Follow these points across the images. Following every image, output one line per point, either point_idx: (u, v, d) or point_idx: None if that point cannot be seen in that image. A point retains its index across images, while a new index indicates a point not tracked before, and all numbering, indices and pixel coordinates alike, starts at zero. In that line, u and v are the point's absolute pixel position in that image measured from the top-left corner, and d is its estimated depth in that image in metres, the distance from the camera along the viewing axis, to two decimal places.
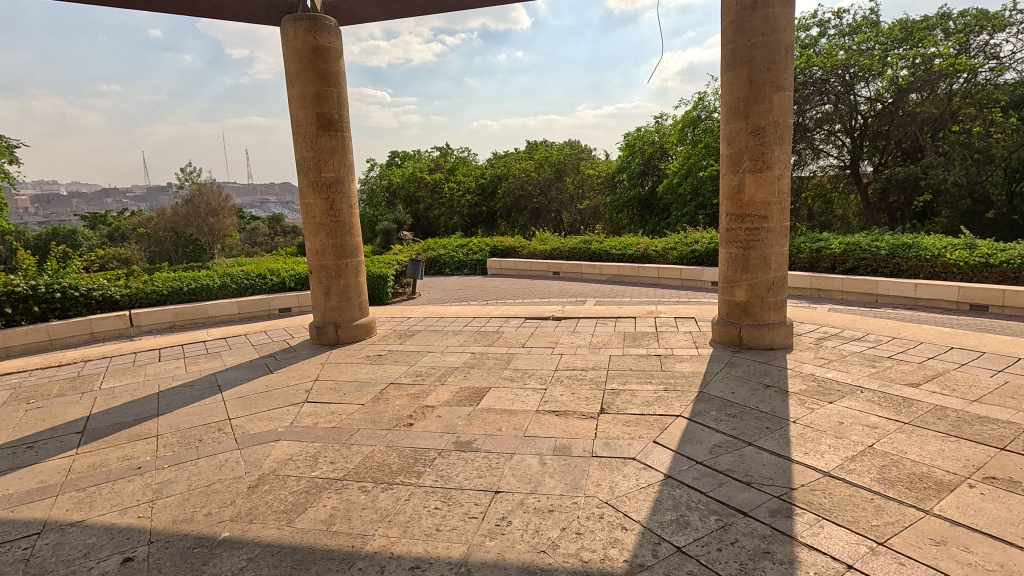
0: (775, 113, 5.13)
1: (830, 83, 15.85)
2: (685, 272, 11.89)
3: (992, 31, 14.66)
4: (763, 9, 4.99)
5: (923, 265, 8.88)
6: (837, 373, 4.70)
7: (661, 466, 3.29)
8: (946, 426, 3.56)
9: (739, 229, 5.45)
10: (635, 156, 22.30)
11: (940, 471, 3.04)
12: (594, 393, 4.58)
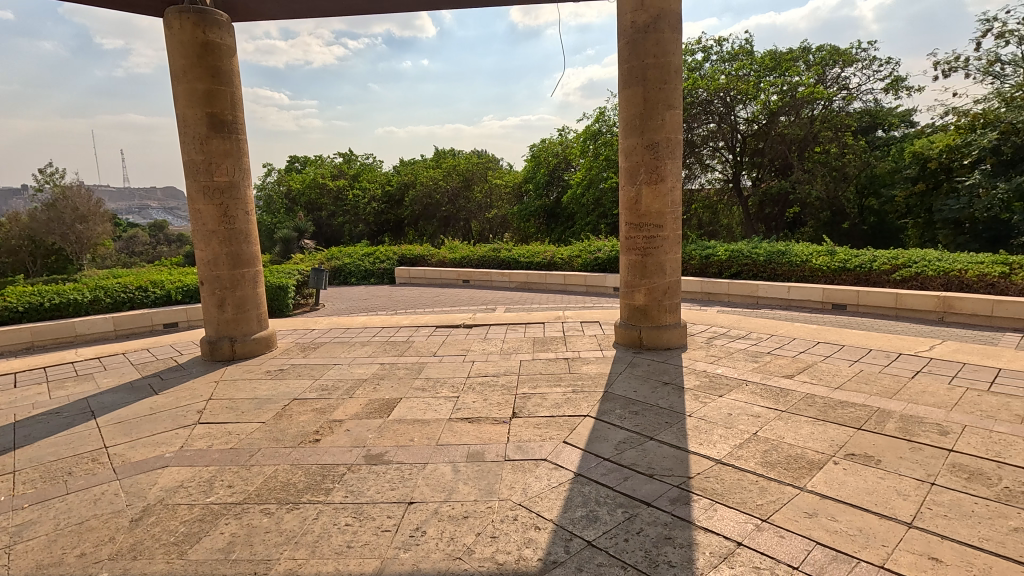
0: (667, 130, 5.53)
1: (713, 104, 17.35)
2: (589, 279, 12.37)
3: (842, 65, 16.80)
4: (655, 33, 5.37)
5: (794, 270, 9.94)
6: (725, 368, 5.14)
7: (571, 465, 3.41)
8: (815, 412, 4.02)
9: (637, 237, 5.80)
10: (540, 167, 22.94)
11: (811, 452, 3.42)
12: (505, 398, 4.65)
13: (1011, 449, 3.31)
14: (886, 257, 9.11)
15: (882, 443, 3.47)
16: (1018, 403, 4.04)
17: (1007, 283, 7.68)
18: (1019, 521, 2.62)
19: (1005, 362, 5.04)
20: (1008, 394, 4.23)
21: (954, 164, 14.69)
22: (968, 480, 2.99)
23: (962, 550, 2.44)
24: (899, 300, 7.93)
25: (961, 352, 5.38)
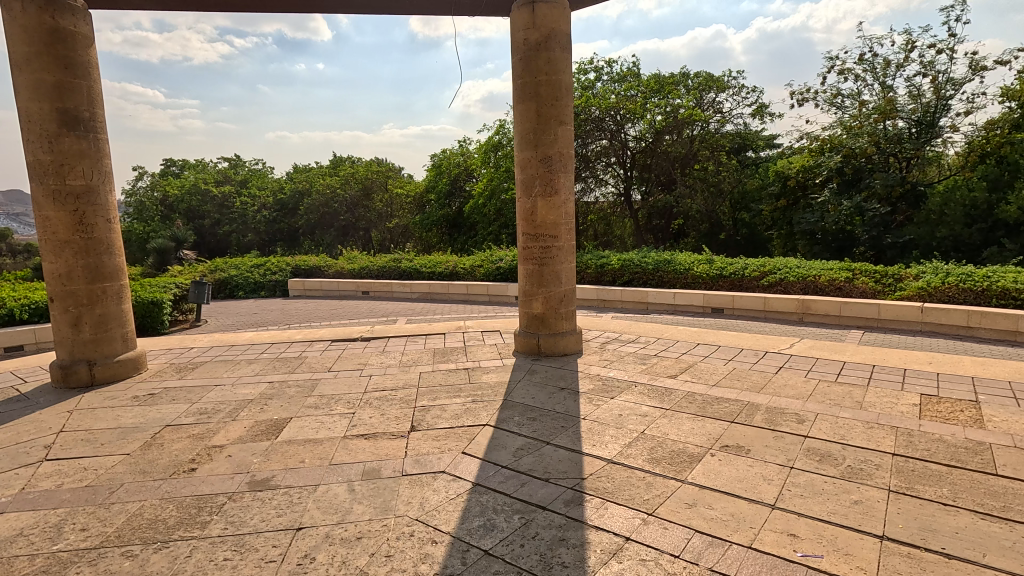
0: (559, 144, 5.75)
1: (605, 122, 18.35)
2: (492, 288, 12.45)
3: (716, 91, 18.49)
4: (546, 52, 5.59)
5: (679, 277, 10.71)
6: (617, 371, 5.42)
7: (469, 475, 3.41)
8: (695, 408, 4.35)
9: (534, 247, 5.96)
10: (442, 176, 22.87)
11: (691, 445, 3.69)
12: (403, 412, 4.55)
13: (852, 432, 3.80)
14: (755, 265, 10.12)
15: (751, 434, 3.83)
16: (858, 391, 4.65)
17: (850, 286, 8.87)
18: (859, 494, 3.00)
19: (849, 355, 5.79)
20: (850, 383, 4.86)
21: (809, 181, 16.66)
22: (819, 462, 3.38)
23: (814, 525, 2.75)
24: (767, 303, 8.82)
25: (815, 348, 6.09)
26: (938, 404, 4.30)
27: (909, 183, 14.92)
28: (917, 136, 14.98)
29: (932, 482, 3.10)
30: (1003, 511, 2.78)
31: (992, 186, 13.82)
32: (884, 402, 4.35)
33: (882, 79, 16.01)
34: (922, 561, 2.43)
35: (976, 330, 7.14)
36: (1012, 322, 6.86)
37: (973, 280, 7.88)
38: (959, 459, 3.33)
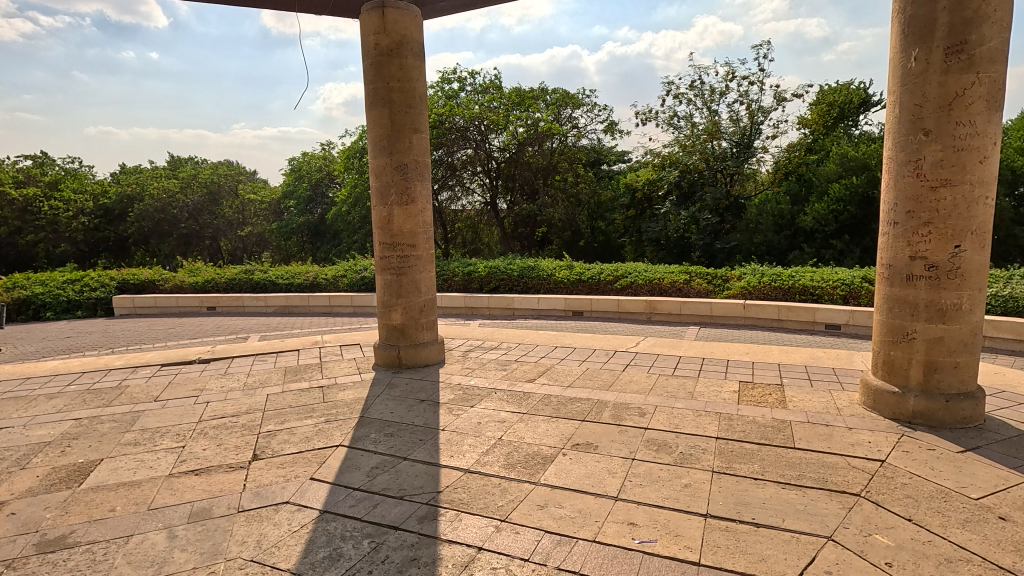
0: (415, 152, 5.66)
1: (470, 132, 18.61)
2: (357, 299, 11.87)
3: (572, 107, 19.64)
4: (398, 58, 5.48)
5: (542, 283, 11.14)
6: (478, 379, 5.44)
7: (316, 502, 3.17)
8: (550, 410, 4.51)
9: (391, 256, 5.79)
10: (301, 181, 21.53)
11: (545, 447, 3.81)
12: (244, 440, 4.12)
13: (685, 420, 4.20)
14: (609, 270, 10.86)
15: (599, 431, 4.06)
16: (691, 382, 5.16)
17: (688, 287, 9.91)
18: (688, 478, 3.31)
19: (686, 350, 6.42)
20: (685, 375, 5.38)
21: (653, 194, 18.50)
22: (656, 451, 3.68)
23: (651, 511, 2.96)
24: (619, 305, 9.47)
25: (657, 345, 6.66)
26: (753, 389, 4.93)
27: (733, 196, 17.50)
28: (738, 155, 17.24)
29: (746, 459, 3.52)
30: (798, 478, 3.24)
31: (794, 199, 16.26)
32: (711, 391, 4.88)
33: (709, 104, 18.36)
34: (737, 533, 2.73)
35: (784, 322, 8.34)
36: (810, 314, 8.12)
37: (781, 279, 9.22)
38: (767, 437, 3.84)
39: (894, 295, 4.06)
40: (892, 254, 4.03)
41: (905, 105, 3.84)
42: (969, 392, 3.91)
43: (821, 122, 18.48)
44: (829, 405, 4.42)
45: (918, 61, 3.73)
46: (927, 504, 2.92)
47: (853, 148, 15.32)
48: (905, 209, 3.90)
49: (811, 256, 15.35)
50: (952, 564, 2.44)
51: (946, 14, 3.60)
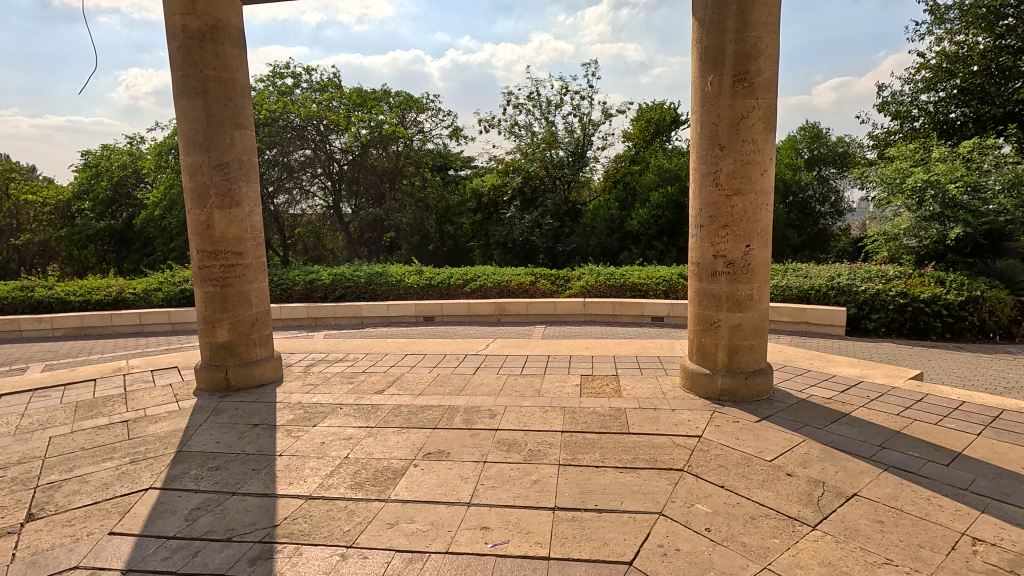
0: (238, 149, 5.09)
1: (307, 131, 17.47)
2: (175, 314, 10.35)
3: (416, 111, 19.47)
4: (212, 44, 4.89)
5: (390, 289, 10.77)
6: (321, 395, 5.06)
7: (116, 562, 2.66)
8: (400, 421, 4.35)
9: (213, 266, 5.14)
10: (99, 179, 18.34)
11: (395, 461, 3.65)
12: (14, 498, 3.32)
13: (532, 417, 4.34)
14: (459, 274, 10.93)
15: (450, 437, 4.01)
16: (538, 379, 5.37)
17: (534, 288, 10.36)
18: (537, 474, 3.41)
19: (532, 349, 6.68)
20: (532, 373, 5.59)
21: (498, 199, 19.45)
22: (507, 451, 3.73)
23: (503, 512, 2.98)
24: (470, 309, 9.53)
25: (506, 346, 6.82)
26: (593, 381, 5.28)
27: (571, 202, 18.80)
28: (573, 164, 18.52)
29: (588, 449, 3.73)
30: (633, 461, 3.51)
31: (622, 206, 17.97)
32: (557, 386, 5.12)
33: (546, 115, 19.59)
34: (582, 521, 2.87)
35: (618, 317, 9.12)
36: (639, 308, 8.98)
37: (614, 278, 10.09)
38: (606, 425, 4.12)
39: (703, 289, 4.62)
40: (700, 254, 4.59)
41: (705, 123, 4.39)
42: (761, 369, 4.59)
43: (641, 137, 20.71)
44: (656, 390, 4.90)
45: (713, 86, 4.30)
46: (735, 470, 3.35)
47: (668, 161, 17.42)
48: (708, 214, 4.47)
49: (638, 256, 17.00)
50: (756, 520, 2.82)
51: (732, 47, 4.19)
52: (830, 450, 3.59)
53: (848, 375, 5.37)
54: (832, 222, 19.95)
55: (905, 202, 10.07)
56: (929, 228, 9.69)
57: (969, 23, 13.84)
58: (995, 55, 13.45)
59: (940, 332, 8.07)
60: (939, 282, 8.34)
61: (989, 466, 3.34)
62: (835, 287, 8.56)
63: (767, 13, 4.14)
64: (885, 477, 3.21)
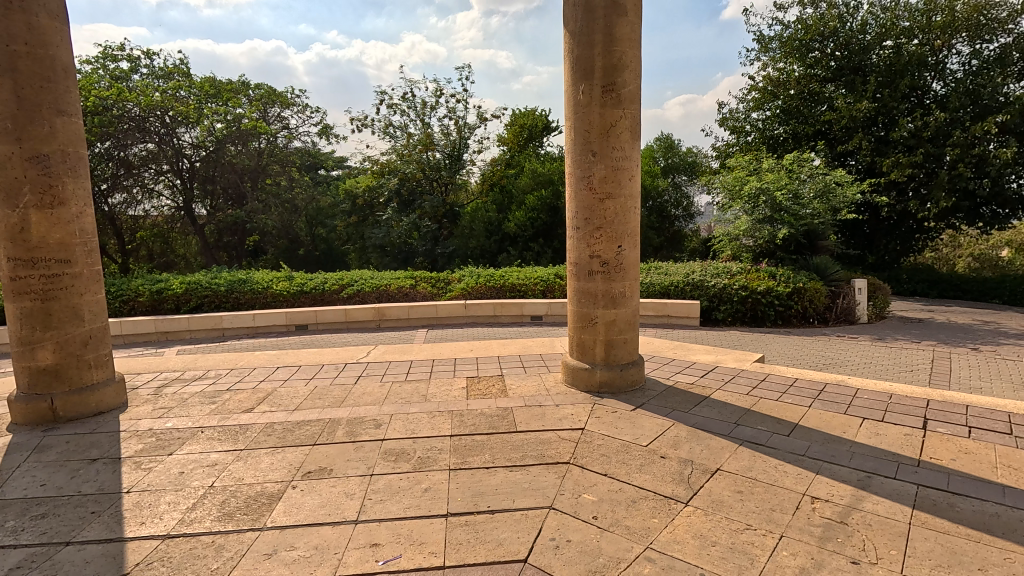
0: (61, 140, 4.35)
1: (149, 123, 15.47)
2: None
3: (280, 106, 18.30)
4: (22, 13, 4.12)
5: (256, 297, 9.88)
6: (177, 420, 4.48)
7: None
8: (274, 440, 4.00)
9: (30, 277, 4.34)
10: None
11: (270, 484, 3.34)
12: None
13: (419, 424, 4.24)
14: (334, 279, 10.37)
15: (332, 452, 3.77)
16: (423, 385, 5.26)
17: (415, 292, 10.17)
18: (428, 481, 3.32)
19: (416, 354, 6.52)
20: (416, 379, 5.45)
21: (373, 201, 19.65)
22: (395, 461, 3.60)
23: (393, 526, 2.86)
24: (347, 315, 9.07)
25: (387, 353, 6.59)
26: (478, 383, 5.28)
27: (450, 205, 19.38)
28: (450, 166, 18.92)
29: (478, 451, 3.73)
30: (522, 459, 3.57)
31: (500, 208, 18.38)
32: (443, 390, 5.06)
33: (422, 117, 19.43)
34: (475, 525, 2.85)
35: (499, 317, 9.26)
36: (519, 308, 9.20)
37: (494, 279, 10.23)
38: (494, 426, 4.14)
39: (581, 287, 4.84)
40: (577, 254, 4.81)
41: (578, 130, 4.60)
42: (634, 361, 4.93)
43: (515, 141, 21.36)
44: (540, 387, 5.04)
45: (585, 95, 4.51)
46: (616, 458, 3.54)
47: (541, 165, 18.14)
48: (583, 216, 4.69)
49: (516, 257, 17.41)
50: (637, 503, 3.01)
51: (601, 59, 4.44)
52: (695, 431, 3.95)
53: (706, 362, 5.96)
54: (686, 225, 21.87)
55: (744, 207, 11.44)
56: (763, 229, 11.13)
57: (787, 53, 16.08)
58: (806, 82, 15.85)
59: (774, 319, 9.29)
60: (772, 275, 9.55)
61: (819, 433, 3.90)
62: (690, 283, 9.46)
63: (630, 30, 4.45)
64: (741, 451, 3.60)
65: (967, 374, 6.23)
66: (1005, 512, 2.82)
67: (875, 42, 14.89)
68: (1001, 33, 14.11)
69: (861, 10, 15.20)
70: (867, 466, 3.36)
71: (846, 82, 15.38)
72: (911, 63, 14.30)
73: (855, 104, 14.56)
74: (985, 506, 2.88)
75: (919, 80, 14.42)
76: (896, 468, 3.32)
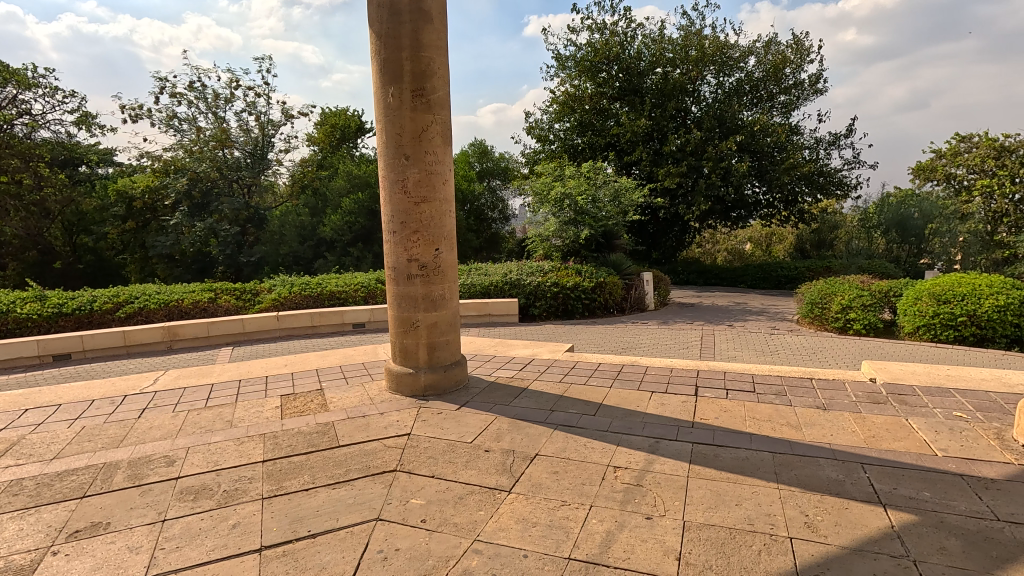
0: None
1: None
2: None
3: (17, 86, 15.06)
4: None
5: None
6: None
7: None
8: (24, 500, 3.23)
9: None
10: None
11: (17, 557, 2.68)
12: None
13: (225, 454, 3.78)
14: (106, 296, 8.70)
15: (109, 502, 3.18)
16: (229, 410, 4.70)
17: (215, 306, 9.06)
18: (236, 517, 2.99)
19: (217, 376, 5.80)
20: (220, 405, 4.84)
21: (156, 203, 17.51)
22: (194, 501, 3.16)
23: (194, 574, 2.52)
24: (126, 338, 7.67)
25: (181, 378, 5.75)
26: (294, 400, 4.89)
27: (253, 207, 17.80)
28: (251, 165, 17.72)
29: (295, 474, 3.46)
30: (345, 474, 3.41)
31: (313, 211, 17.56)
32: (252, 413, 4.59)
33: (214, 110, 17.36)
34: (294, 554, 2.64)
35: (318, 328, 8.71)
36: (339, 317, 8.76)
37: (310, 288, 9.57)
38: (313, 444, 3.89)
39: (400, 292, 4.79)
40: (395, 258, 4.74)
41: (390, 133, 4.55)
42: (457, 361, 5.04)
43: (327, 142, 20.35)
44: (363, 397, 4.86)
45: (395, 98, 4.48)
46: (442, 458, 3.59)
47: (357, 167, 17.51)
48: (400, 220, 4.65)
49: (334, 264, 16.57)
50: (464, 500, 3.08)
51: (408, 63, 4.44)
52: (516, 422, 4.19)
53: (524, 355, 6.36)
54: (501, 227, 23.05)
55: (551, 210, 12.42)
56: (568, 231, 12.26)
57: (580, 72, 17.90)
58: (596, 99, 17.89)
59: (582, 312, 10.28)
60: (578, 271, 10.52)
61: (619, 409, 4.42)
62: (509, 282, 9.99)
63: (436, 37, 4.52)
64: (556, 435, 3.92)
65: (726, 346, 7.63)
66: (752, 454, 3.52)
67: (648, 69, 17.27)
68: (736, 69, 17.44)
69: (637, 39, 17.46)
70: (656, 433, 3.91)
71: (628, 101, 17.70)
72: (675, 89, 16.95)
73: (635, 121, 16.87)
74: (739, 452, 3.55)
75: (681, 103, 17.17)
76: (677, 431, 3.93)
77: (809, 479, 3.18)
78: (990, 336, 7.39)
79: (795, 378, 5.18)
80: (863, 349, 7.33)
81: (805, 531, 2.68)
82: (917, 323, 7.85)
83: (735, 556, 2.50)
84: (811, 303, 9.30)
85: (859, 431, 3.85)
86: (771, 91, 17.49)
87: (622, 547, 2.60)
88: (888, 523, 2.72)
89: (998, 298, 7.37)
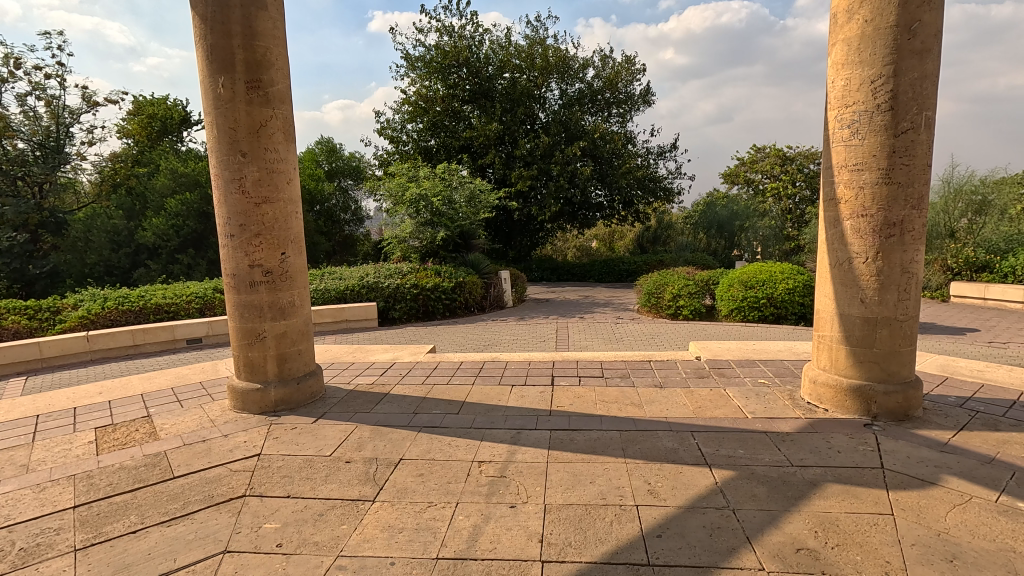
0: None
1: None
2: None
3: None
4: None
5: None
6: None
7: None
8: None
9: None
10: None
11: None
12: None
13: (21, 506, 3.15)
14: None
15: None
16: (22, 453, 3.90)
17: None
18: None
19: (5, 414, 4.80)
20: (11, 448, 4.01)
21: None
22: None
23: None
24: None
25: None
26: (113, 433, 4.22)
27: (47, 210, 15.17)
28: (43, 159, 15.00)
29: (118, 516, 2.99)
30: (183, 509, 3.03)
31: (128, 215, 15.66)
32: (56, 453, 3.87)
33: None
34: None
35: (142, 346, 7.60)
36: (169, 333, 7.74)
37: (129, 301, 8.31)
38: (141, 479, 3.40)
39: (242, 301, 4.38)
40: (235, 265, 4.33)
41: (222, 127, 4.14)
42: (311, 371, 4.74)
43: (144, 135, 17.91)
44: (201, 420, 4.36)
45: (225, 89, 4.08)
46: (299, 476, 3.36)
47: (181, 164, 15.59)
48: (238, 222, 4.25)
49: (159, 273, 14.70)
50: (324, 516, 2.92)
51: (241, 52, 4.08)
52: (377, 428, 4.07)
53: (385, 360, 6.20)
54: (355, 228, 22.23)
55: (407, 211, 12.22)
56: (425, 232, 12.15)
57: (430, 73, 17.92)
58: (447, 100, 17.99)
59: (442, 312, 10.30)
60: (437, 272, 10.54)
61: (481, 405, 4.52)
62: (366, 286, 9.65)
63: (271, 26, 4.20)
64: (419, 437, 3.89)
65: (577, 337, 8.20)
66: (602, 434, 3.83)
67: (496, 73, 17.81)
68: (577, 79, 18.74)
69: (484, 45, 17.87)
70: (516, 424, 4.07)
71: (478, 104, 18.09)
72: (522, 94, 17.78)
73: (485, 124, 17.38)
74: (591, 433, 3.85)
75: (529, 109, 18.04)
76: (536, 421, 4.12)
77: (651, 451, 3.54)
78: (784, 314, 8.87)
79: (636, 361, 5.75)
80: (690, 331, 8.37)
81: (648, 497, 2.99)
82: (732, 306, 9.13)
83: (590, 530, 2.70)
84: (648, 293, 10.30)
85: (690, 404, 4.39)
86: (608, 101, 19.04)
87: (489, 538, 2.66)
88: (712, 480, 3.14)
89: (789, 282, 8.85)
